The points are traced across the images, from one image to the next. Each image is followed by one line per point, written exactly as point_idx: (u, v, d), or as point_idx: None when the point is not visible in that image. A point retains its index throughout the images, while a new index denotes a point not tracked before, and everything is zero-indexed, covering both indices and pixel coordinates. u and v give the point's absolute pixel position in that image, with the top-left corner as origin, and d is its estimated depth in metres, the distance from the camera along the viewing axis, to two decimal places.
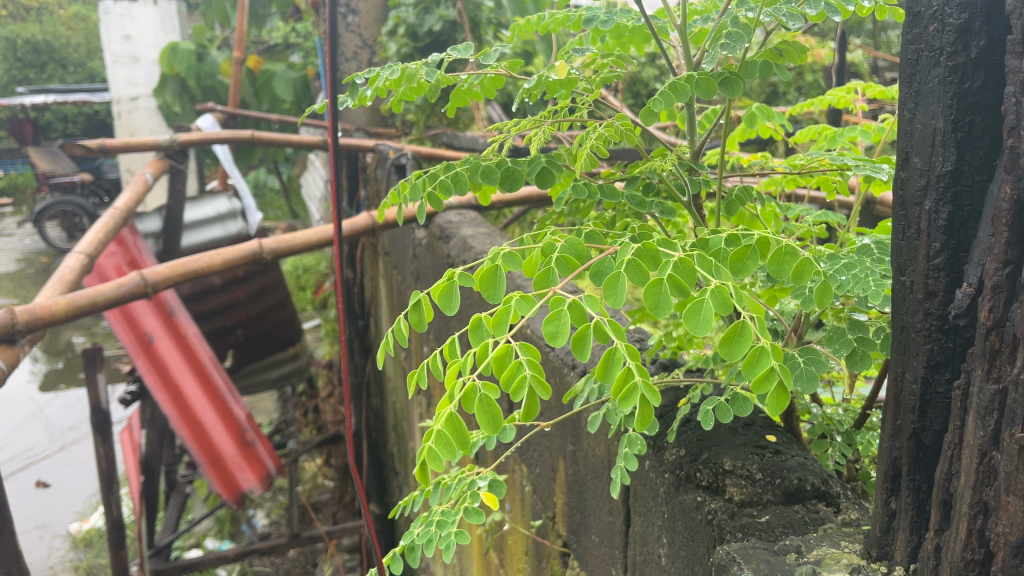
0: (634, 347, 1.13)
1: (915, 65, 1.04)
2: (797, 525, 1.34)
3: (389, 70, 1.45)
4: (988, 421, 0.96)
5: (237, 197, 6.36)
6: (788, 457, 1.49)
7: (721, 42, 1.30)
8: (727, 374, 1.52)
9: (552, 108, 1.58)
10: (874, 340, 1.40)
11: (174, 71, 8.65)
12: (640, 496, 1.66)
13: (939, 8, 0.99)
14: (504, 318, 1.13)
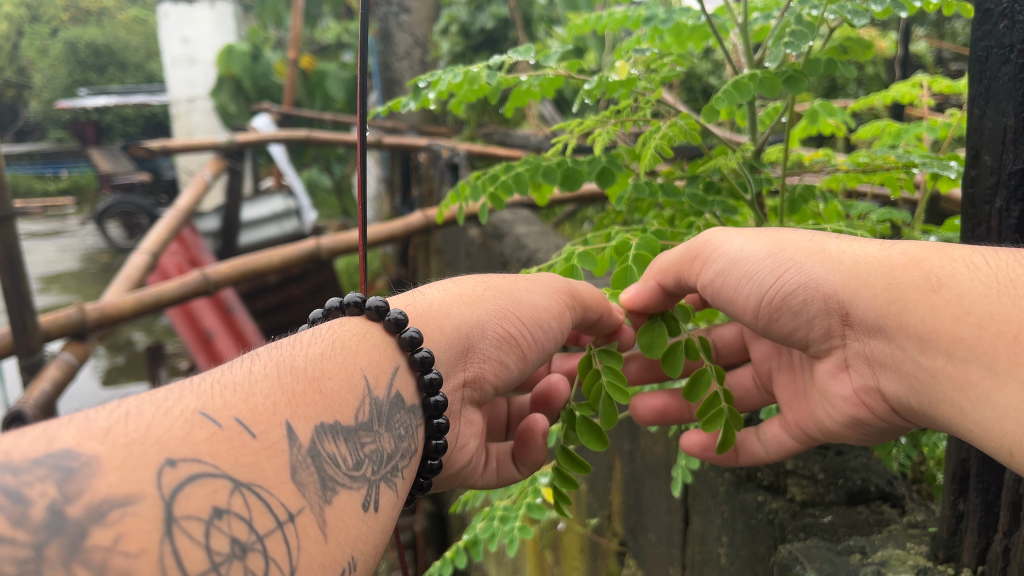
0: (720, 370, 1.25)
1: (986, 62, 1.02)
2: (862, 525, 1.33)
3: (451, 74, 1.48)
4: None
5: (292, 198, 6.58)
6: (851, 458, 1.48)
7: (785, 41, 1.28)
8: None
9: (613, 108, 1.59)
10: None
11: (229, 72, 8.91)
12: (699, 493, 1.66)
13: (1009, 6, 0.97)
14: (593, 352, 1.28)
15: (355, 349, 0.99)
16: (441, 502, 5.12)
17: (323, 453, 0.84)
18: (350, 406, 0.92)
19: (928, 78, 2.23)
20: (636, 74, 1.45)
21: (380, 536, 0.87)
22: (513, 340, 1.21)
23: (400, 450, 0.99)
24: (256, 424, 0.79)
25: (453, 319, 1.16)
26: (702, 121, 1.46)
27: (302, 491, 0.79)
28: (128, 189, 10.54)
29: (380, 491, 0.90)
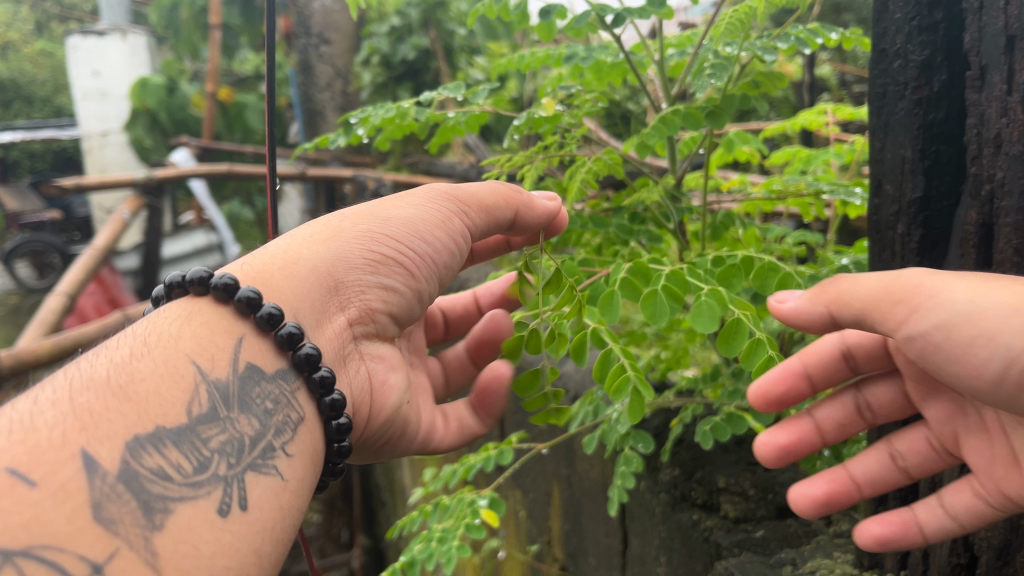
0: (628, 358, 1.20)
1: (883, 97, 1.10)
2: (792, 539, 1.38)
3: (381, 110, 1.50)
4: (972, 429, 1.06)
5: (214, 231, 6.39)
6: (779, 473, 1.53)
7: (707, 74, 1.34)
8: (717, 393, 1.58)
9: (542, 144, 1.63)
10: None
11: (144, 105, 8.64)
12: (637, 514, 1.70)
13: (902, 46, 1.05)
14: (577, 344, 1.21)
15: (175, 335, 0.88)
16: (378, 536, 5.06)
17: (142, 471, 0.74)
18: (177, 404, 0.81)
19: (833, 105, 2.34)
20: (560, 111, 1.49)
21: (259, 537, 0.80)
22: (396, 266, 1.11)
23: (278, 423, 0.91)
24: (35, 470, 0.68)
25: (307, 260, 1.05)
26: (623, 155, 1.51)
27: (115, 529, 0.69)
28: (37, 229, 10.12)
29: (248, 483, 0.82)
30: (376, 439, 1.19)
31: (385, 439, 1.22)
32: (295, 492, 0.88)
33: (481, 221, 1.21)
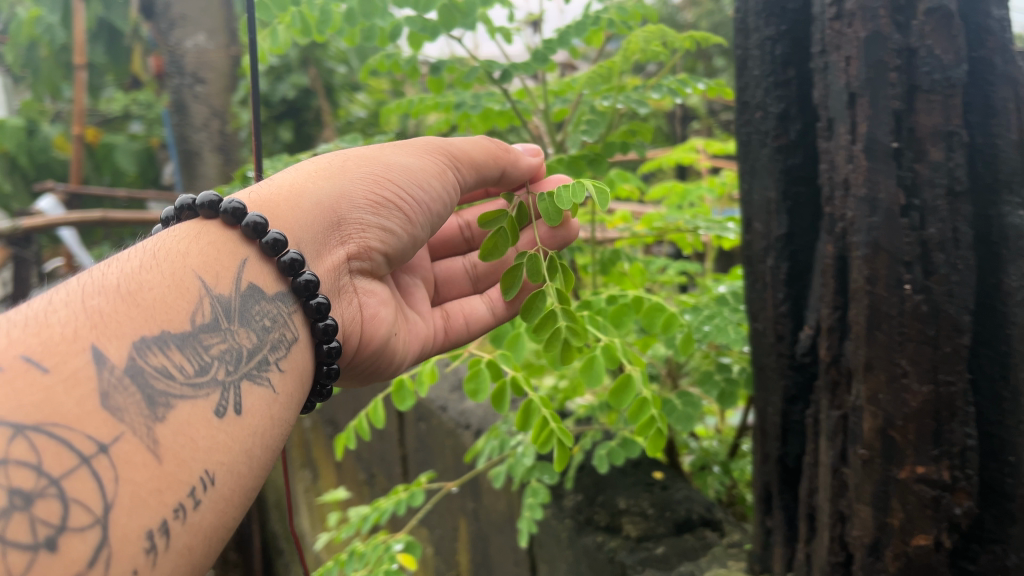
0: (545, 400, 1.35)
1: (749, 145, 1.22)
2: (689, 552, 1.48)
3: None
4: (837, 441, 1.13)
5: None
6: (675, 491, 1.64)
7: (584, 126, 1.47)
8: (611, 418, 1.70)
9: None
10: (739, 378, 1.46)
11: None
12: (544, 543, 1.76)
13: (762, 99, 1.18)
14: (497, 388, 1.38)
15: (183, 253, 0.98)
16: None
17: (147, 369, 0.83)
18: (182, 313, 0.91)
19: (702, 141, 2.51)
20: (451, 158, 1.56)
21: (247, 437, 0.90)
22: (393, 207, 1.23)
23: (268, 344, 1.01)
24: (48, 358, 0.75)
25: (313, 193, 1.17)
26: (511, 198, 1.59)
27: (121, 416, 0.77)
28: None
29: (242, 390, 0.92)
30: (369, 356, 1.31)
31: (375, 359, 1.33)
32: (280, 404, 0.98)
33: (465, 177, 1.32)
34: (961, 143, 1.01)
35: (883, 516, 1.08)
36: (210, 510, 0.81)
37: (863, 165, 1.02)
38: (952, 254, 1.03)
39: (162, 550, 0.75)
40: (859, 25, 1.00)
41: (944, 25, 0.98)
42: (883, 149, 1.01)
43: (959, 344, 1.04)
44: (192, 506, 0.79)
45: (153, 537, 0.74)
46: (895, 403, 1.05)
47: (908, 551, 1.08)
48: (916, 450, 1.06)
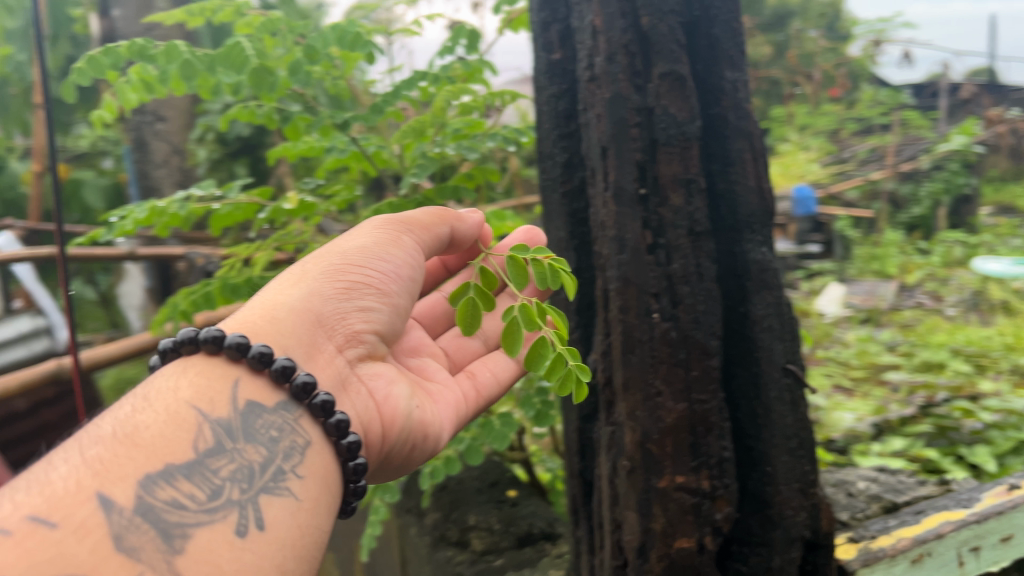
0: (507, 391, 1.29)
1: (544, 191, 1.35)
2: (527, 562, 1.59)
3: (139, 208, 1.61)
4: (611, 454, 1.25)
5: None
6: (523, 508, 1.77)
7: (413, 172, 1.51)
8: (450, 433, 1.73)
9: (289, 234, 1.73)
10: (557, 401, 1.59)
11: None
12: (411, 560, 1.86)
13: (551, 150, 1.31)
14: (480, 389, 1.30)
15: (174, 387, 0.91)
16: None
17: (156, 504, 0.78)
18: (183, 442, 0.85)
19: None
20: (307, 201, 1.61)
21: (276, 550, 0.82)
22: (365, 288, 1.09)
23: (284, 448, 0.92)
24: (55, 513, 0.72)
25: (282, 304, 1.04)
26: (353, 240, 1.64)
27: (137, 555, 0.73)
28: None
29: (262, 504, 0.85)
30: (404, 451, 1.12)
31: (409, 452, 1.13)
32: (313, 508, 0.90)
33: (432, 247, 1.18)
34: (699, 190, 1.17)
35: (647, 521, 1.21)
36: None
37: (614, 209, 1.15)
38: (696, 288, 1.18)
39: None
40: (604, 87, 1.13)
41: (677, 87, 1.13)
42: (629, 194, 1.14)
43: (707, 366, 1.20)
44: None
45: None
46: (650, 420, 1.18)
47: (671, 552, 1.22)
48: (672, 460, 1.20)
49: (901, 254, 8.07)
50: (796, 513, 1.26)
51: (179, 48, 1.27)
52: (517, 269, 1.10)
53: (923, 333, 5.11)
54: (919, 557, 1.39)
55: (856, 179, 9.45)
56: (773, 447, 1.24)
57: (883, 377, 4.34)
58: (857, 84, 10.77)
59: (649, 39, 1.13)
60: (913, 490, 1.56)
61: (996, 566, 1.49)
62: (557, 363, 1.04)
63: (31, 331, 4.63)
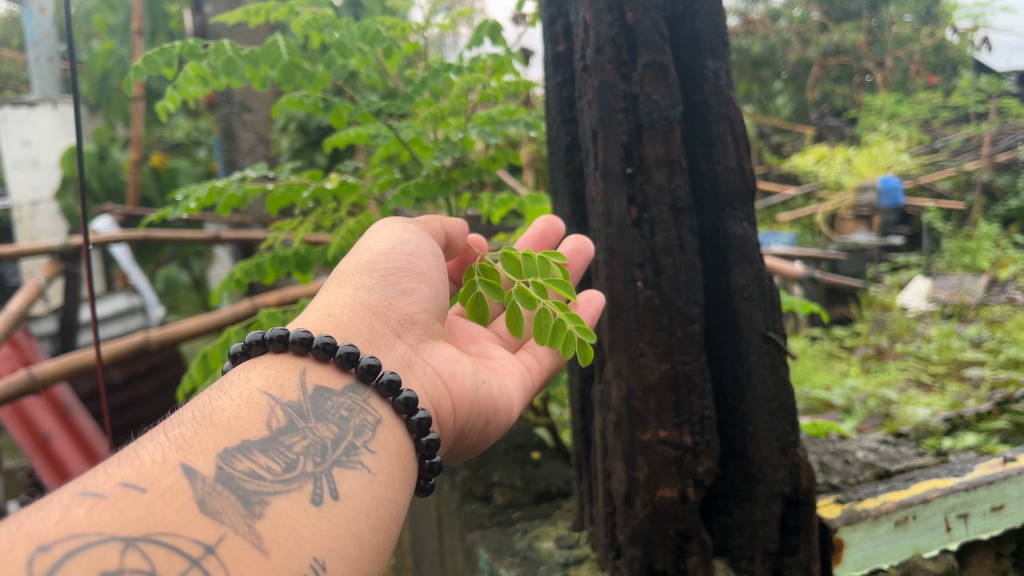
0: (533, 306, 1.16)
1: (553, 175, 1.48)
2: (542, 514, 1.73)
3: (200, 188, 1.83)
4: (604, 411, 1.38)
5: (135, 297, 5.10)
6: (544, 468, 1.92)
7: (437, 156, 1.75)
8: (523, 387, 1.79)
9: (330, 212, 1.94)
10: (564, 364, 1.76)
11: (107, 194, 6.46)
12: (445, 514, 2.02)
13: (557, 136, 1.45)
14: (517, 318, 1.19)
15: (245, 379, 0.94)
16: None
17: (235, 474, 0.79)
18: (259, 421, 0.87)
19: None
20: (346, 178, 1.82)
21: (356, 523, 0.82)
22: (400, 273, 1.16)
23: (352, 428, 0.93)
24: (145, 479, 0.74)
25: (337, 307, 1.09)
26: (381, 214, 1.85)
27: (220, 518, 0.74)
28: None
29: (335, 476, 0.85)
30: (475, 416, 1.15)
31: (485, 409, 1.17)
32: (386, 485, 0.89)
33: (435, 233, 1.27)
34: (682, 169, 1.28)
35: (632, 470, 1.33)
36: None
37: (601, 186, 1.28)
38: (678, 259, 1.29)
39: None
40: (594, 76, 1.26)
41: (660, 76, 1.25)
42: (616, 173, 1.26)
43: (690, 330, 1.30)
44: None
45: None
46: (635, 377, 1.30)
47: (654, 500, 1.33)
48: (656, 415, 1.31)
49: (996, 248, 7.70)
50: (778, 470, 1.34)
51: (225, 47, 1.47)
52: (511, 261, 1.18)
53: (1013, 329, 4.87)
54: (904, 520, 1.47)
55: (949, 170, 9.07)
56: (754, 407, 1.34)
57: (964, 372, 4.17)
58: (955, 71, 10.28)
59: (633, 32, 1.25)
60: (909, 460, 1.68)
61: (986, 535, 1.57)
62: (559, 330, 1.13)
63: (126, 309, 4.75)
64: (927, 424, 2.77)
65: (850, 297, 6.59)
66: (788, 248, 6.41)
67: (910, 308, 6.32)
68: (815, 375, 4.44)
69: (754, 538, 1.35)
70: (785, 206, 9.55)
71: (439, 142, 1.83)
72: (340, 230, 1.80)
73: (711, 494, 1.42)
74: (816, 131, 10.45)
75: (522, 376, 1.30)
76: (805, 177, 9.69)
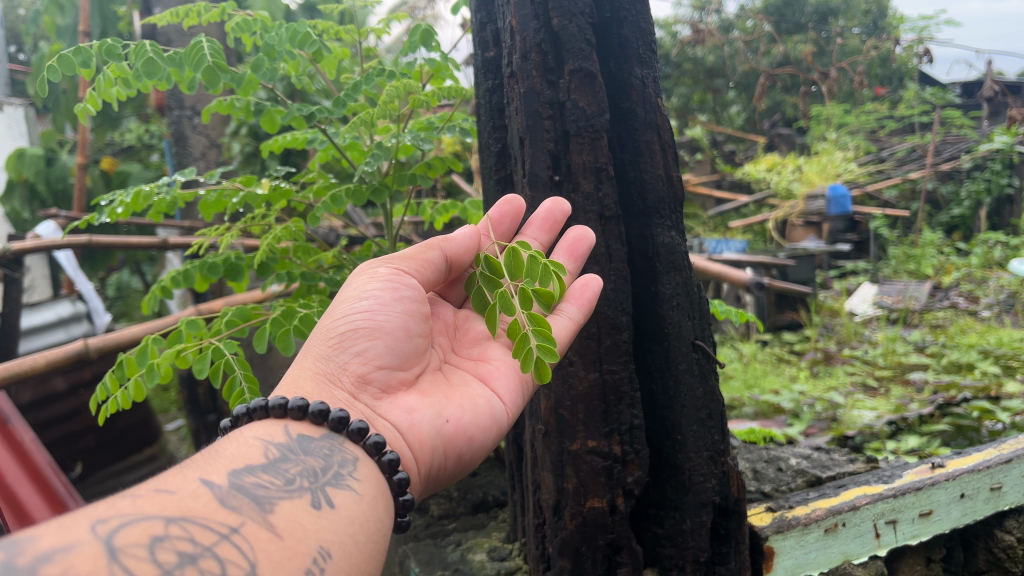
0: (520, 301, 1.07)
1: (482, 180, 1.47)
2: (477, 524, 1.70)
3: (125, 192, 1.76)
4: (534, 419, 1.36)
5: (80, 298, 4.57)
6: (480, 478, 1.91)
7: (370, 162, 1.74)
8: None
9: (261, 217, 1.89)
10: None
11: (21, 178, 5.07)
12: None
13: (487, 141, 1.42)
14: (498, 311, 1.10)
15: (238, 432, 0.90)
16: None
17: (246, 483, 0.79)
18: (257, 454, 0.85)
19: None
20: (277, 185, 1.80)
21: (351, 528, 0.81)
22: (357, 332, 1.03)
23: (337, 461, 0.88)
24: (169, 484, 0.75)
25: (296, 376, 0.99)
26: (311, 221, 1.82)
27: (239, 510, 0.74)
28: None
29: (332, 490, 0.84)
30: (441, 459, 1.03)
31: (457, 448, 1.05)
32: (379, 504, 0.87)
33: (417, 273, 1.11)
34: (609, 177, 1.28)
35: (560, 480, 1.31)
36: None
37: (529, 194, 1.26)
38: (606, 268, 1.29)
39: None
40: (520, 82, 1.24)
41: (586, 83, 1.24)
42: (543, 181, 1.25)
43: (618, 340, 1.30)
44: (321, 572, 0.73)
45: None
46: (563, 387, 1.28)
47: (583, 511, 1.31)
48: (585, 425, 1.29)
49: (940, 254, 7.88)
50: (706, 479, 1.35)
51: (146, 48, 1.41)
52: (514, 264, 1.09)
53: (955, 334, 4.97)
54: (833, 526, 1.47)
55: (895, 178, 9.26)
56: (683, 416, 1.33)
57: (908, 376, 4.25)
58: (901, 83, 10.51)
59: (560, 38, 1.24)
60: (840, 467, 1.70)
61: (915, 541, 1.59)
62: (525, 342, 1.05)
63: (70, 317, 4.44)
64: (872, 427, 2.82)
65: (800, 302, 6.65)
66: (740, 254, 6.46)
67: (858, 313, 6.43)
68: (765, 380, 4.46)
69: (684, 548, 1.35)
70: (738, 213, 9.63)
71: (373, 148, 1.80)
72: (269, 236, 1.77)
73: (642, 503, 1.40)
74: (767, 139, 10.57)
75: (504, 392, 1.14)
76: (757, 185, 9.79)
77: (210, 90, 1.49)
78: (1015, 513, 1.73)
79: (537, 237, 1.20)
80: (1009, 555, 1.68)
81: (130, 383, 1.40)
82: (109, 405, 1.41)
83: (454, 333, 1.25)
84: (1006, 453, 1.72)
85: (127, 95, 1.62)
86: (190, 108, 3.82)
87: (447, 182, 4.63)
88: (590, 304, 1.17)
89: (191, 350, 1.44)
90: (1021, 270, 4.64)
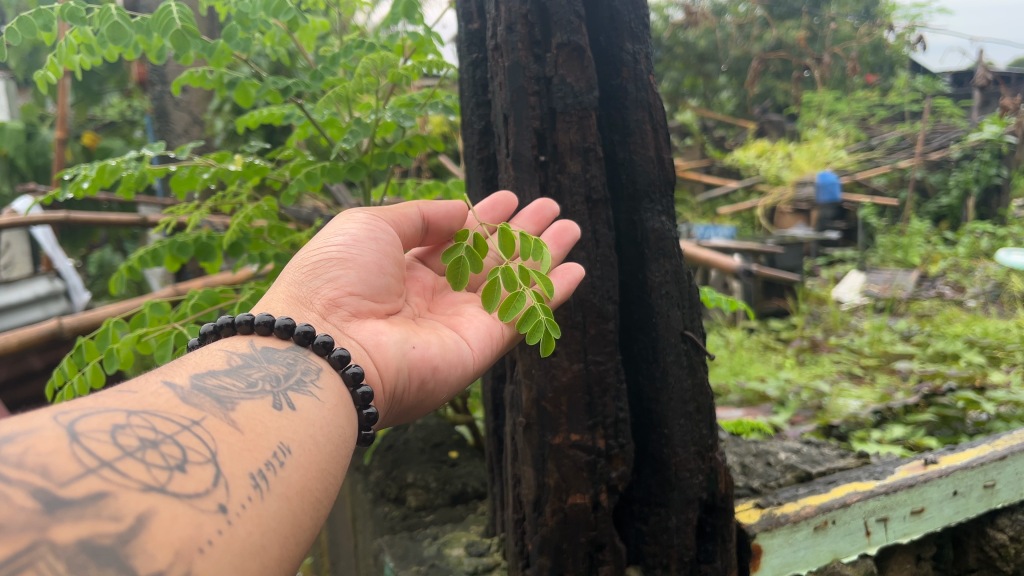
0: (519, 284, 1.00)
1: (467, 162, 1.39)
2: (455, 517, 1.65)
3: (92, 166, 1.67)
4: (514, 412, 1.30)
5: (57, 276, 4.41)
6: (460, 468, 1.85)
7: (347, 139, 1.67)
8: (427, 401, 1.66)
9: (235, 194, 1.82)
10: None
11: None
12: (358, 517, 1.92)
13: (470, 120, 1.35)
14: (493, 293, 1.01)
15: (205, 348, 0.87)
16: None
17: (208, 386, 0.75)
18: (217, 361, 0.82)
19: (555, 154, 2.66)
20: (253, 161, 1.72)
21: (311, 429, 0.77)
22: (330, 261, 1.04)
23: (300, 369, 0.86)
24: (131, 385, 0.71)
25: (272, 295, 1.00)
26: (284, 201, 1.76)
27: (201, 407, 0.71)
28: None
29: (294, 395, 0.80)
30: (406, 379, 1.01)
31: (418, 379, 1.03)
32: (339, 413, 0.84)
33: (394, 223, 1.11)
34: (597, 158, 1.21)
35: (541, 475, 1.25)
36: (298, 473, 0.71)
37: (513, 173, 1.19)
38: (592, 253, 1.22)
39: (269, 489, 0.67)
40: (505, 54, 1.17)
41: (574, 57, 1.17)
42: (528, 160, 1.19)
43: (603, 329, 1.24)
44: (280, 465, 0.70)
45: (260, 477, 0.67)
46: (545, 378, 1.21)
47: (565, 507, 1.25)
48: (567, 418, 1.23)
49: (926, 244, 7.86)
50: (693, 475, 1.29)
51: (110, 11, 1.32)
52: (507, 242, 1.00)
53: (941, 323, 4.95)
54: (822, 524, 1.42)
55: (884, 166, 9.21)
56: (670, 410, 1.28)
57: (894, 365, 4.21)
58: (891, 71, 10.43)
59: (548, 9, 1.17)
60: (830, 462, 1.65)
61: (906, 539, 1.54)
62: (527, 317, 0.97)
63: (47, 296, 4.31)
64: (857, 416, 2.78)
65: (786, 289, 6.60)
66: (728, 240, 6.42)
67: (845, 301, 6.40)
68: (751, 367, 4.43)
69: (669, 546, 1.30)
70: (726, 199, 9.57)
71: (351, 123, 1.73)
72: (239, 216, 1.70)
73: (626, 500, 1.36)
74: (758, 126, 10.50)
75: (474, 334, 1.12)
76: (746, 171, 9.75)
77: (181, 57, 1.42)
78: (1008, 510, 1.69)
79: (527, 227, 1.13)
80: (1000, 554, 1.64)
81: (88, 369, 1.32)
82: (64, 391, 1.33)
83: (432, 298, 1.25)
84: (1001, 449, 1.67)
85: (92, 62, 1.54)
86: (171, 83, 3.66)
87: (433, 163, 4.55)
88: (570, 288, 1.11)
89: (153, 334, 1.37)
90: (1008, 260, 4.60)
